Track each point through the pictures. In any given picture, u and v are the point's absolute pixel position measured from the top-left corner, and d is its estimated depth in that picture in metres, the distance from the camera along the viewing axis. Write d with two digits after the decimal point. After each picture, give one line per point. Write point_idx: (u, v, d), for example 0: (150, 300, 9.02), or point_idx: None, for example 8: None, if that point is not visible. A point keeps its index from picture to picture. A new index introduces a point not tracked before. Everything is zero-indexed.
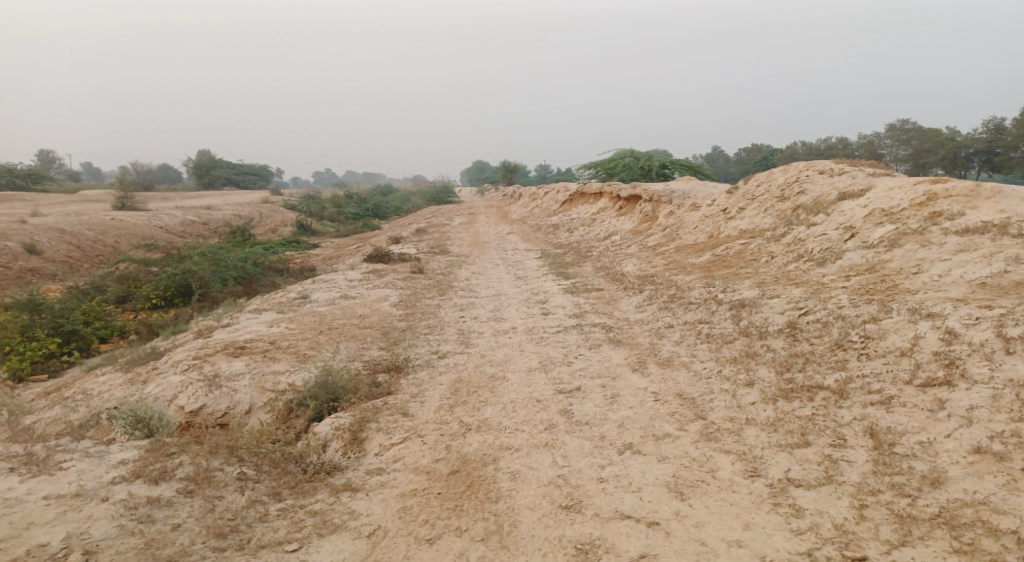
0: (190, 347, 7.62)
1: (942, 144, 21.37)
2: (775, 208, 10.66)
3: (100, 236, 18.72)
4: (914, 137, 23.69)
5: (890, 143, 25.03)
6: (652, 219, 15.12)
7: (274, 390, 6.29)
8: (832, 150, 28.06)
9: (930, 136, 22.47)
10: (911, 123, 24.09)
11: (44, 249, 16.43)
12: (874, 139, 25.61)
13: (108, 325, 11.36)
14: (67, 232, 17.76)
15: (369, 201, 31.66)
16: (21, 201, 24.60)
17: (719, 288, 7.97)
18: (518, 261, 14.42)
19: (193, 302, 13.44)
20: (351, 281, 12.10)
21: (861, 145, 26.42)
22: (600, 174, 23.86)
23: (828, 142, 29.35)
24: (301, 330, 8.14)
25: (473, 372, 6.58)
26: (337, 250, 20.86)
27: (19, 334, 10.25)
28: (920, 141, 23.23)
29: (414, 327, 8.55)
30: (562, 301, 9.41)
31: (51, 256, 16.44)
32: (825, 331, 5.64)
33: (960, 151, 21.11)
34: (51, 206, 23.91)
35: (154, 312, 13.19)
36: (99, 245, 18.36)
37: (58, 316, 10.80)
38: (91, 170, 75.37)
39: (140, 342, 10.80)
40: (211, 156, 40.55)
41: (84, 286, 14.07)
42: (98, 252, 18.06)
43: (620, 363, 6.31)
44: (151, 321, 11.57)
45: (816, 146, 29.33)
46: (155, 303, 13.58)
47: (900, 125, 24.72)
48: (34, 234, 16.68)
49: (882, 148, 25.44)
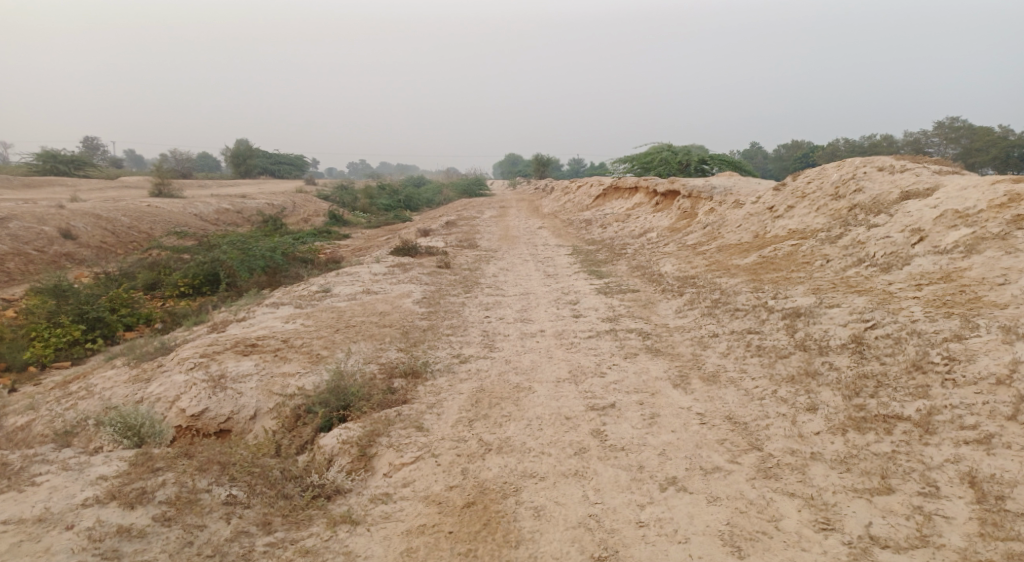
0: (201, 342, 7.22)
1: (994, 143, 20.13)
2: (828, 207, 9.84)
3: (135, 222, 18.67)
4: (964, 136, 22.43)
5: (938, 141, 23.68)
6: (690, 216, 14.36)
7: (281, 395, 5.83)
8: (876, 148, 26.72)
9: (981, 134, 21.17)
10: (962, 121, 22.77)
11: (79, 234, 16.39)
12: (921, 137, 24.29)
13: (134, 312, 11.08)
14: (103, 218, 17.75)
15: (400, 192, 31.38)
16: (64, 186, 24.88)
17: (769, 294, 7.26)
18: (549, 258, 13.80)
19: (220, 292, 13.17)
20: (375, 275, 11.65)
21: (906, 142, 25.09)
22: (635, 168, 23.07)
23: (872, 139, 28.04)
24: (317, 328, 7.68)
25: (497, 381, 6.03)
26: (366, 241, 20.55)
27: (46, 320, 10.06)
28: (970, 140, 21.94)
29: (436, 327, 8.03)
30: (595, 302, 8.78)
31: (86, 241, 16.41)
32: (898, 349, 4.93)
33: (1013, 151, 19.87)
34: (91, 192, 24.15)
35: (181, 301, 12.93)
36: (133, 231, 18.31)
37: (85, 302, 10.56)
38: (134, 158, 77.01)
39: (164, 331, 10.48)
40: (248, 145, 40.82)
41: (115, 272, 13.92)
42: (133, 238, 18.01)
43: (660, 377, 5.69)
44: (177, 309, 11.27)
45: (860, 143, 28.00)
46: (182, 291, 13.33)
47: (949, 123, 23.36)
48: (71, 218, 16.67)
49: (929, 147, 24.10)
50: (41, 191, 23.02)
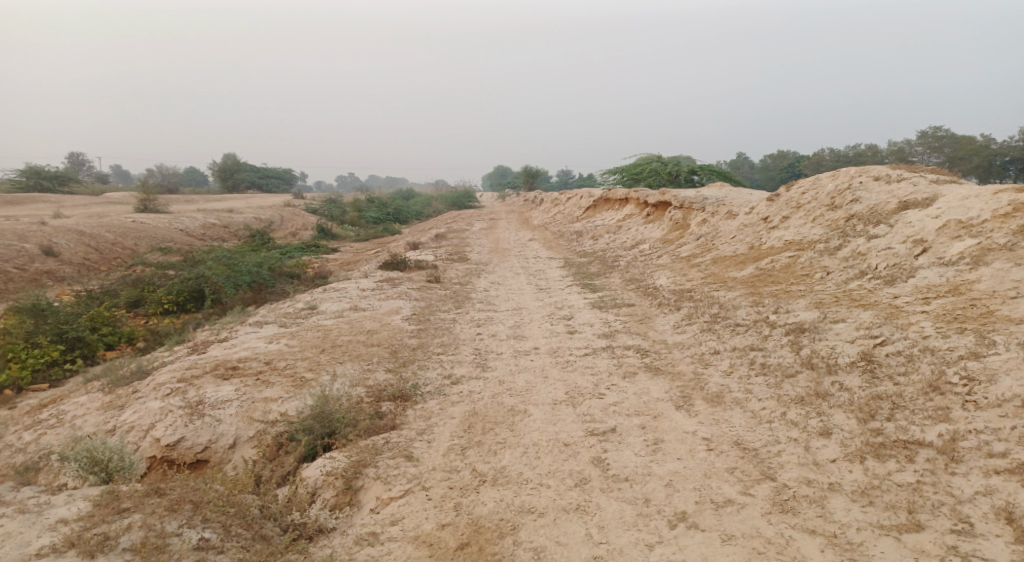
0: (179, 365, 6.88)
1: (977, 151, 20.19)
2: (825, 218, 9.67)
3: (119, 238, 18.24)
4: (947, 145, 22.52)
5: (921, 151, 23.72)
6: (683, 227, 14.18)
7: (262, 421, 5.52)
8: (861, 157, 26.80)
9: (964, 143, 21.25)
10: (944, 130, 22.86)
11: (60, 251, 15.94)
12: (905, 146, 24.38)
13: (115, 331, 10.68)
14: (86, 233, 17.32)
15: (389, 205, 31.12)
16: (46, 202, 24.37)
17: (769, 308, 7.04)
18: (540, 270, 13.56)
19: (204, 309, 12.79)
20: (363, 290, 11.35)
21: (890, 151, 25.13)
22: (625, 179, 22.94)
23: (857, 149, 28.13)
24: (302, 348, 7.36)
25: (491, 403, 5.74)
26: (355, 255, 20.23)
27: (23, 341, 9.65)
28: (953, 149, 22.03)
29: (426, 346, 7.74)
30: (590, 318, 8.52)
31: (68, 258, 15.97)
32: (912, 368, 4.72)
33: (996, 160, 19.94)
34: (74, 208, 23.66)
35: (164, 318, 12.53)
36: (117, 247, 17.88)
37: (64, 322, 10.17)
38: (120, 171, 76.27)
39: (146, 350, 10.10)
40: (235, 159, 40.46)
41: (96, 290, 13.50)
42: (116, 254, 17.58)
43: (661, 398, 5.43)
44: (159, 328, 10.88)
45: (845, 152, 28.07)
46: (165, 308, 12.93)
47: (932, 132, 23.43)
48: (53, 235, 16.24)
49: (912, 156, 24.12)
50: (22, 207, 22.52)
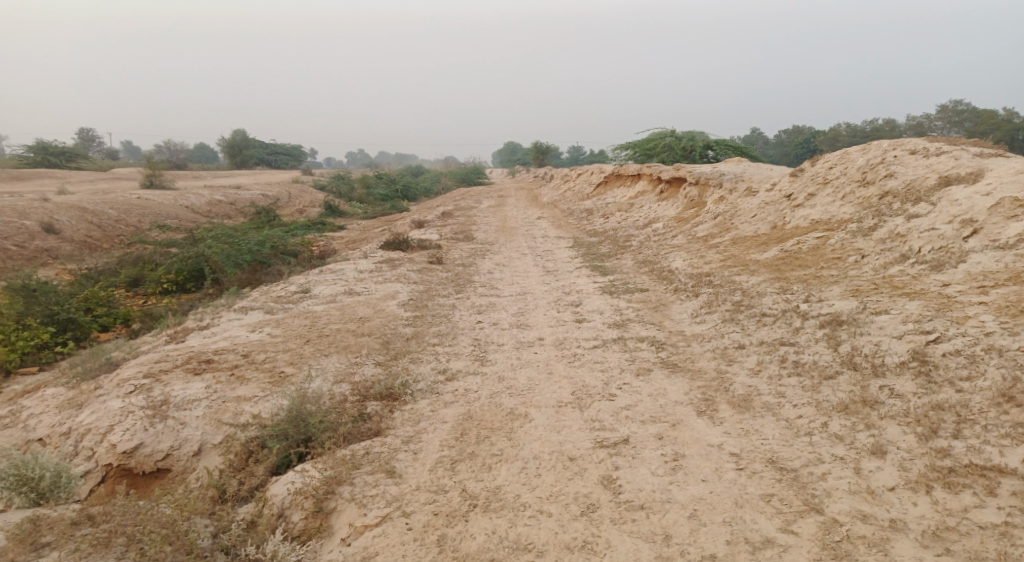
0: (153, 356, 6.29)
1: (998, 125, 19.16)
2: (856, 195, 8.90)
3: (123, 215, 17.72)
4: (968, 119, 21.50)
5: (940, 125, 22.62)
6: (698, 204, 13.41)
7: (231, 425, 4.93)
8: (878, 132, 25.69)
9: (986, 117, 20.22)
10: (965, 103, 21.80)
11: (62, 229, 15.39)
12: (924, 121, 23.27)
13: (111, 312, 10.13)
14: (88, 210, 16.77)
15: (397, 182, 30.46)
16: (52, 179, 23.83)
17: (799, 296, 6.33)
18: (548, 251, 12.88)
19: (203, 289, 12.23)
20: (361, 273, 10.71)
21: (908, 125, 24.05)
22: (637, 155, 22.08)
23: (874, 124, 27.06)
24: (286, 338, 6.75)
25: (488, 405, 5.12)
26: (361, 233, 19.62)
27: (12, 322, 9.07)
28: (975, 124, 21.04)
29: (421, 335, 7.11)
30: (599, 304, 7.85)
31: (70, 236, 15.45)
32: (976, 372, 4.02)
33: (1017, 134, 18.90)
34: (81, 184, 23.11)
35: (162, 298, 12.00)
36: (121, 224, 17.34)
37: (56, 302, 9.60)
38: (132, 147, 75.89)
39: (139, 332, 9.53)
40: (244, 135, 39.83)
41: (93, 269, 12.94)
42: (119, 232, 17.04)
43: (680, 401, 4.77)
44: (155, 309, 10.32)
45: (862, 128, 26.92)
46: (164, 288, 12.40)
47: (952, 105, 22.33)
48: (54, 212, 15.70)
49: (931, 131, 23.03)
50: (28, 184, 22.02)
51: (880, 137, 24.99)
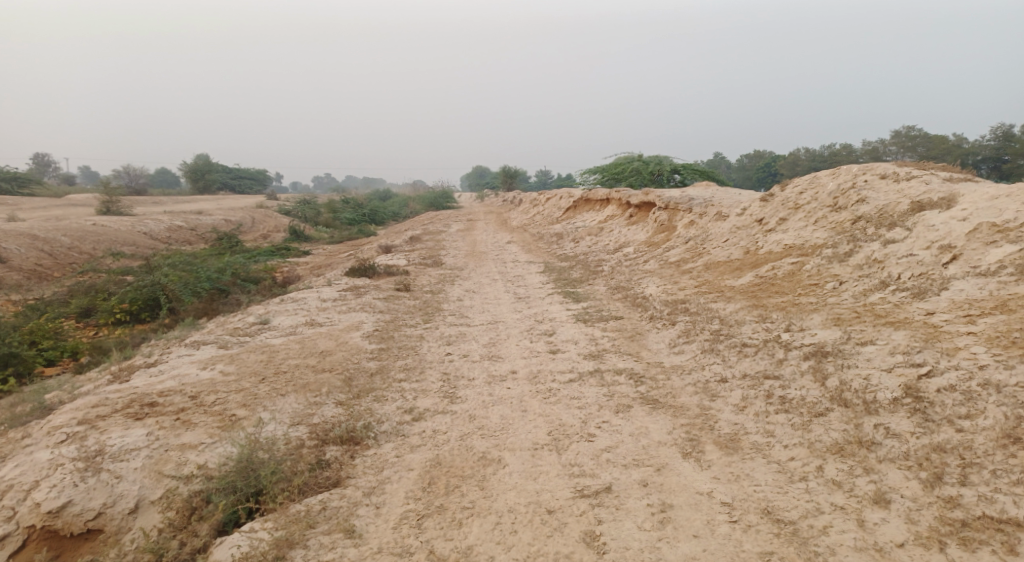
0: (92, 398, 5.73)
1: (950, 151, 19.71)
2: (828, 220, 8.83)
3: (76, 243, 16.90)
4: (920, 144, 22.11)
5: (894, 151, 23.17)
6: (668, 229, 13.31)
7: (173, 478, 4.43)
8: (836, 157, 26.26)
9: (937, 143, 20.82)
10: (917, 129, 22.41)
11: (10, 257, 14.52)
12: (879, 146, 23.84)
13: (58, 346, 9.44)
14: (39, 238, 15.93)
15: (365, 206, 29.98)
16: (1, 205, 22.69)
17: (780, 326, 6.13)
18: (519, 277, 12.58)
19: (159, 320, 11.55)
20: (324, 302, 10.24)
21: (864, 151, 24.62)
22: (605, 179, 22.09)
23: (832, 149, 27.69)
24: (240, 376, 6.26)
25: (459, 448, 4.75)
26: (327, 258, 19.08)
27: None
28: (927, 150, 21.65)
29: (386, 370, 6.69)
30: (574, 334, 7.55)
31: (19, 264, 14.58)
32: (976, 410, 3.82)
33: (968, 158, 19.39)
34: (32, 211, 22.06)
35: (114, 330, 11.28)
36: (74, 252, 16.52)
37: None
38: (90, 172, 73.92)
39: (88, 366, 8.85)
40: (207, 159, 38.95)
41: (40, 300, 12.15)
42: (72, 260, 16.20)
43: (664, 442, 4.47)
44: (106, 342, 9.66)
45: (820, 153, 27.45)
46: (117, 319, 11.67)
47: (905, 131, 22.93)
48: (2, 240, 14.83)
49: (886, 156, 23.59)
50: None
51: (838, 162, 25.54)
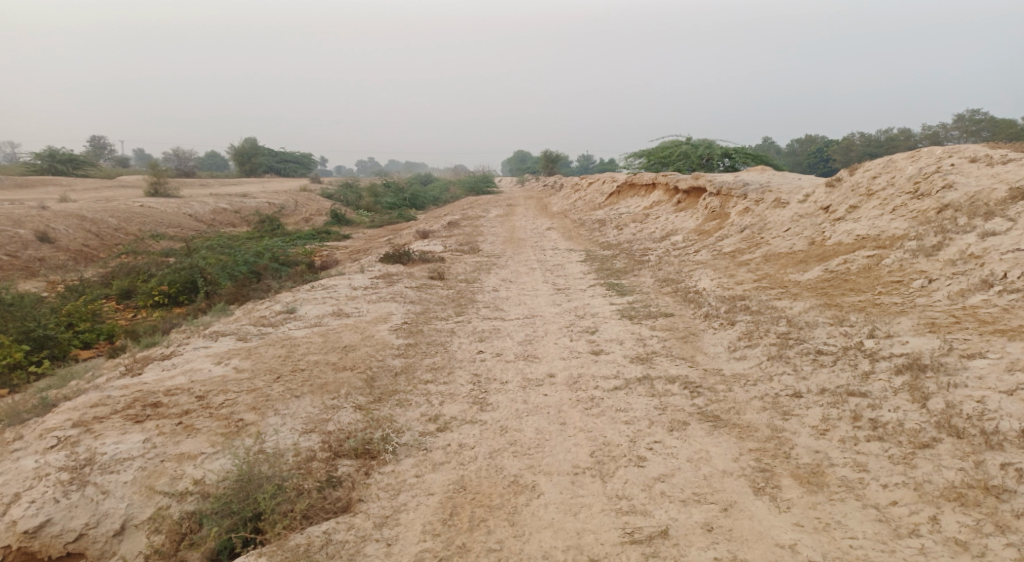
0: (100, 394, 5.29)
1: (1018, 135, 18.18)
2: (908, 208, 7.84)
3: (123, 224, 16.87)
4: (985, 128, 20.47)
5: (956, 135, 21.52)
6: (720, 216, 12.37)
7: (166, 495, 3.95)
8: (894, 142, 24.61)
9: (1004, 128, 19.24)
10: (983, 112, 20.72)
11: (58, 238, 14.45)
12: (940, 130, 22.17)
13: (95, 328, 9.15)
14: (88, 219, 15.93)
15: (405, 190, 29.65)
16: (57, 187, 23.03)
17: (862, 330, 5.28)
18: (559, 265, 11.87)
19: (196, 303, 11.22)
20: (355, 290, 9.73)
21: (924, 134, 22.97)
22: (651, 164, 21.09)
23: (888, 134, 26.03)
24: (256, 373, 5.76)
25: (487, 469, 4.13)
26: (365, 242, 18.72)
27: None
28: (993, 134, 20.04)
29: (412, 370, 6.09)
30: (619, 332, 6.82)
31: (67, 245, 14.55)
32: None
33: None
34: (85, 192, 22.29)
35: (152, 312, 10.98)
36: (120, 233, 16.48)
37: (37, 317, 8.60)
38: (143, 156, 75.88)
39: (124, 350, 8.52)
40: (253, 143, 39.21)
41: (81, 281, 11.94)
42: (119, 241, 16.16)
43: (729, 472, 3.76)
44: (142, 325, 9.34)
45: (876, 137, 25.81)
46: (155, 302, 11.35)
47: (969, 114, 21.28)
48: (52, 221, 14.83)
49: (948, 141, 21.95)
50: (34, 192, 21.26)
51: (896, 148, 23.96)
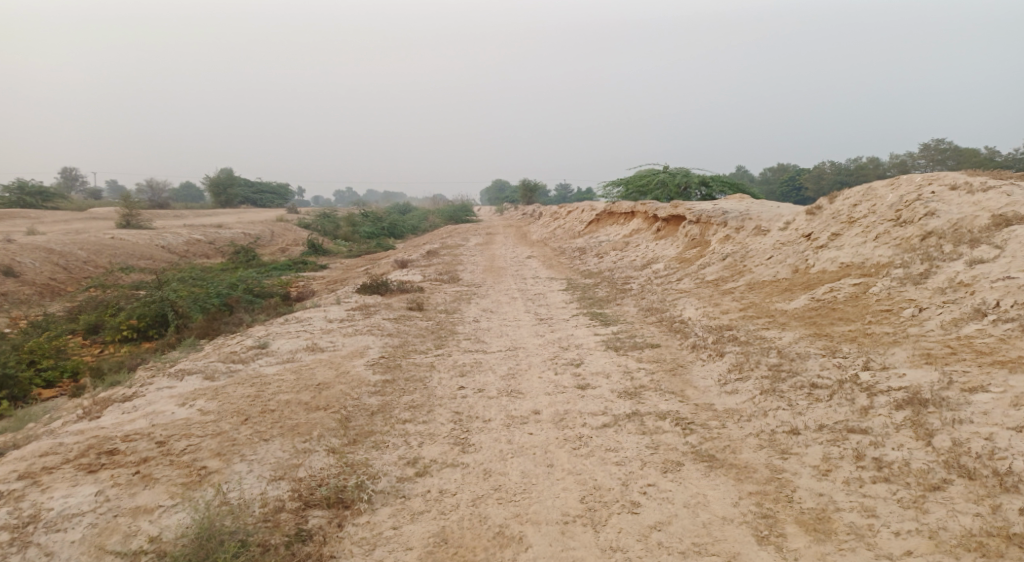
0: (52, 440, 4.90)
1: (982, 163, 18.60)
2: (891, 235, 7.80)
3: (92, 257, 16.35)
4: (951, 157, 20.95)
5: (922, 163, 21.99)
6: (701, 244, 12.31)
7: (117, 556, 3.59)
8: (863, 170, 25.08)
9: (968, 156, 19.69)
10: (947, 142, 21.22)
11: (23, 271, 13.91)
12: (908, 159, 22.64)
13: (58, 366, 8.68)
14: (55, 252, 15.40)
15: (382, 219, 29.39)
16: (24, 219, 22.37)
17: (856, 362, 5.11)
18: (540, 295, 11.67)
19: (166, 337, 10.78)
20: (330, 323, 9.40)
21: (892, 162, 23.44)
22: (629, 193, 21.15)
23: (858, 162, 26.54)
24: (223, 415, 5.41)
25: (471, 519, 3.84)
26: (342, 273, 18.36)
27: None
28: (958, 162, 20.49)
29: (389, 409, 5.78)
30: (605, 365, 6.59)
31: (32, 278, 14.01)
32: None
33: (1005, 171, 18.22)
34: (54, 225, 21.67)
35: (119, 348, 10.51)
36: (89, 265, 15.94)
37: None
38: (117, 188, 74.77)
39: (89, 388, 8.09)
40: (230, 174, 38.79)
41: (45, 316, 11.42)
42: (87, 274, 15.62)
43: (730, 519, 3.53)
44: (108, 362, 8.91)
45: (846, 166, 26.30)
46: (123, 336, 10.87)
47: (934, 143, 21.77)
48: (18, 254, 14.29)
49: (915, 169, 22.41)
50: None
51: (866, 176, 24.42)
